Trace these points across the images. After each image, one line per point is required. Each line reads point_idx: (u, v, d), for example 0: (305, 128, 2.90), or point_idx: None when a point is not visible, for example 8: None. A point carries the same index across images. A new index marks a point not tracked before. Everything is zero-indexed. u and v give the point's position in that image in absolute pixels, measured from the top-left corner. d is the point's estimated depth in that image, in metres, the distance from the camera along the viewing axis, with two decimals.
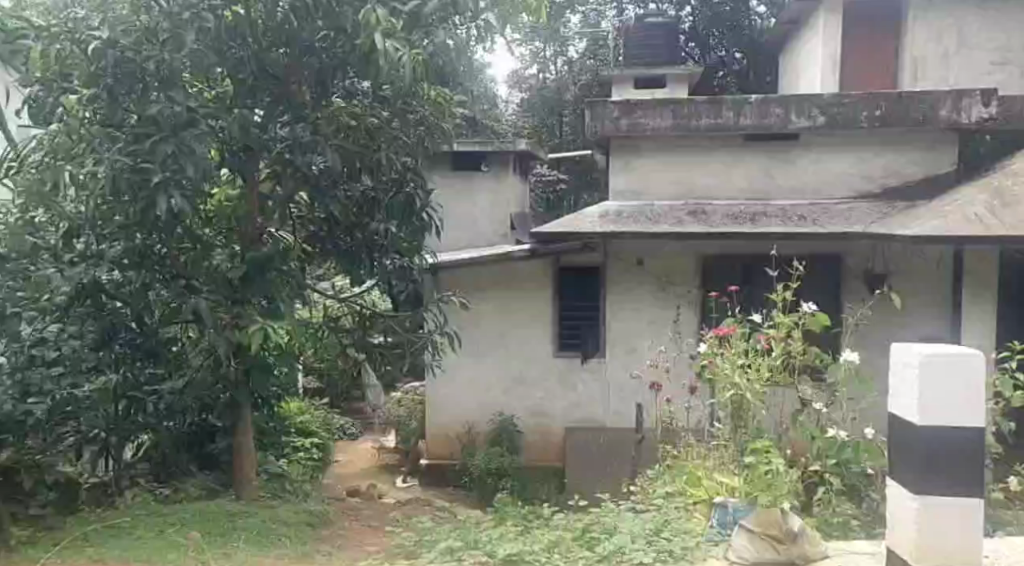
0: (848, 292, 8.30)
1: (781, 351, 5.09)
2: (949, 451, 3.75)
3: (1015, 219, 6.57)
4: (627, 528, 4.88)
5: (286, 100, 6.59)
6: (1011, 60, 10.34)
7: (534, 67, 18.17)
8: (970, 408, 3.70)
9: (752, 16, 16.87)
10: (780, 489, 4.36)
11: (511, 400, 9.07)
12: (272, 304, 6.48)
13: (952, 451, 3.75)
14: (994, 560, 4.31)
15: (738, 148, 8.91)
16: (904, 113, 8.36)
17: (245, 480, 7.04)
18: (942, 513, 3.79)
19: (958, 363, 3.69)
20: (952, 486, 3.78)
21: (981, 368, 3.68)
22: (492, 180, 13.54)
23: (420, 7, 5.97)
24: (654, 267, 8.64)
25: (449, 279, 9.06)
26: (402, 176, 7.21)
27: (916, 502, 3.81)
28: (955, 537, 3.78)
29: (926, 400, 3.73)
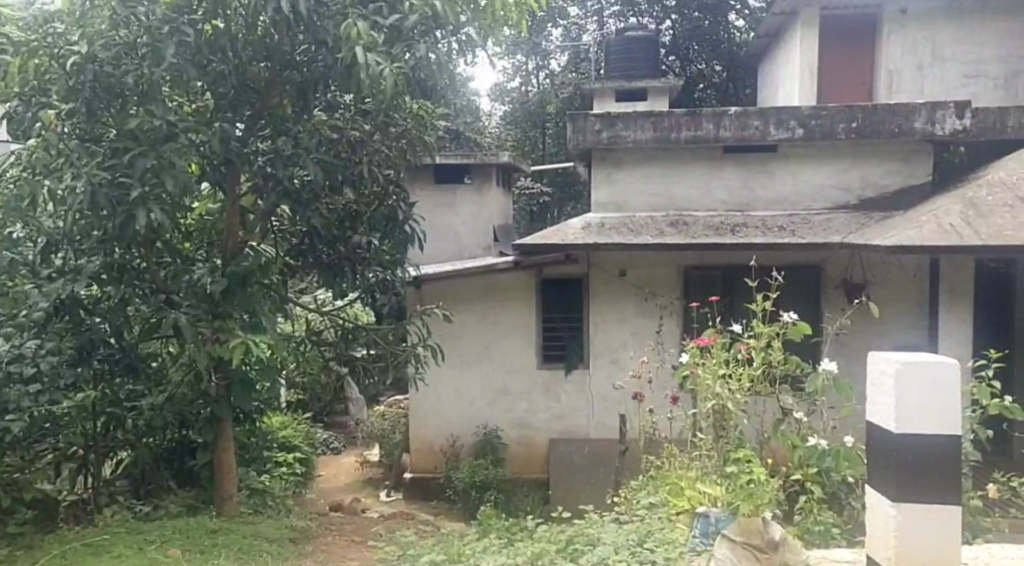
0: (828, 301, 8.40)
1: (761, 360, 5.13)
2: (925, 459, 3.81)
3: (989, 228, 6.68)
4: (610, 539, 4.91)
5: (268, 112, 6.66)
6: (985, 72, 10.43)
7: (516, 80, 18.21)
8: (944, 416, 3.76)
9: (732, 29, 17.05)
10: (762, 498, 4.48)
11: (494, 413, 9.05)
12: (252, 318, 6.39)
13: (926, 460, 3.81)
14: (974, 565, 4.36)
15: (718, 160, 9.00)
16: (880, 125, 8.50)
17: (226, 498, 6.96)
18: (921, 520, 3.83)
19: (931, 371, 3.75)
20: (929, 494, 3.83)
21: (955, 376, 3.74)
22: (474, 194, 13.52)
23: (401, 21, 6.03)
24: (636, 278, 8.74)
25: (432, 291, 9.01)
26: (385, 189, 7.21)
27: (895, 508, 3.85)
28: (930, 547, 3.83)
29: (901, 408, 3.78)
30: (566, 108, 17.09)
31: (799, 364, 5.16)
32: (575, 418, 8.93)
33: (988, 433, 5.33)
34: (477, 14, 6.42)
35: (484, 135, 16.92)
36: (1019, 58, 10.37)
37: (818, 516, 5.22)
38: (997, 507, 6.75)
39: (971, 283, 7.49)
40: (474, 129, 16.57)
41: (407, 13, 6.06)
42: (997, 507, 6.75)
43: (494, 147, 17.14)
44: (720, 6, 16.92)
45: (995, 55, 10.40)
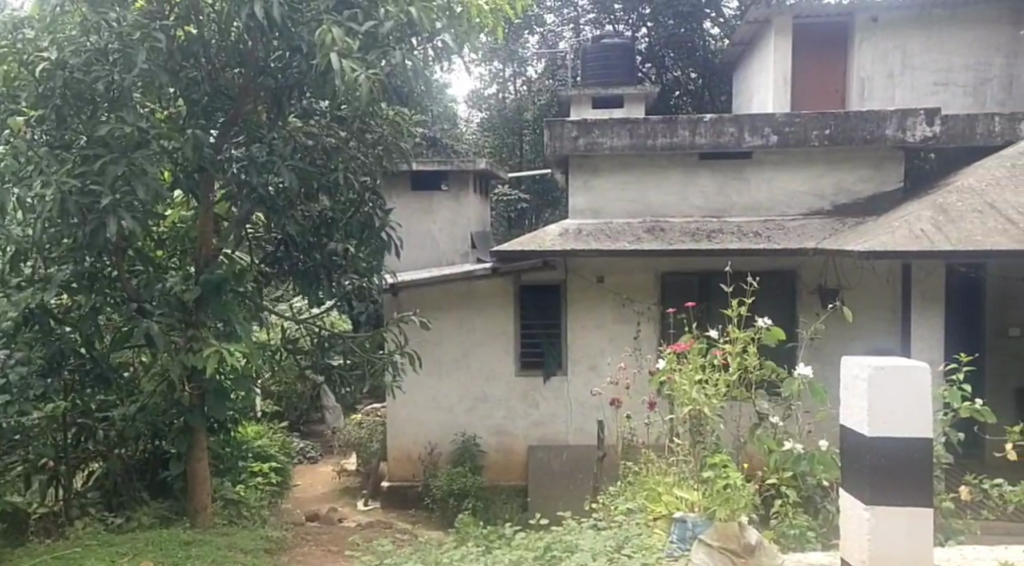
0: (803, 307, 8.50)
1: (737, 366, 5.13)
2: (898, 462, 3.85)
3: (959, 232, 6.78)
4: (589, 546, 4.92)
5: (242, 119, 6.59)
6: (953, 80, 10.59)
7: (493, 87, 18.16)
8: (915, 420, 3.80)
9: (707, 37, 17.18)
10: (738, 502, 4.42)
11: (472, 420, 9.02)
12: (227, 326, 6.26)
13: (897, 463, 3.85)
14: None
15: (693, 166, 9.07)
16: (852, 131, 8.61)
17: (200, 510, 6.87)
18: (894, 522, 3.87)
19: (902, 375, 3.79)
20: (902, 496, 3.87)
21: (925, 378, 3.78)
22: (451, 200, 13.53)
23: (376, 27, 5.98)
24: (614, 284, 8.77)
25: (410, 298, 8.97)
26: (361, 196, 7.12)
27: (868, 511, 3.89)
28: (901, 550, 3.87)
29: (873, 412, 3.82)
30: (542, 114, 17.42)
31: (774, 368, 5.20)
32: (552, 424, 8.94)
33: (959, 435, 5.34)
34: (453, 21, 6.38)
35: (461, 141, 16.92)
36: (987, 66, 10.52)
37: (793, 519, 5.21)
38: (968, 509, 6.84)
39: (941, 288, 7.56)
40: (451, 135, 16.58)
41: (384, 19, 6.02)
42: (969, 509, 6.84)
43: (472, 153, 17.14)
44: (695, 14, 17.03)
45: (964, 63, 10.56)
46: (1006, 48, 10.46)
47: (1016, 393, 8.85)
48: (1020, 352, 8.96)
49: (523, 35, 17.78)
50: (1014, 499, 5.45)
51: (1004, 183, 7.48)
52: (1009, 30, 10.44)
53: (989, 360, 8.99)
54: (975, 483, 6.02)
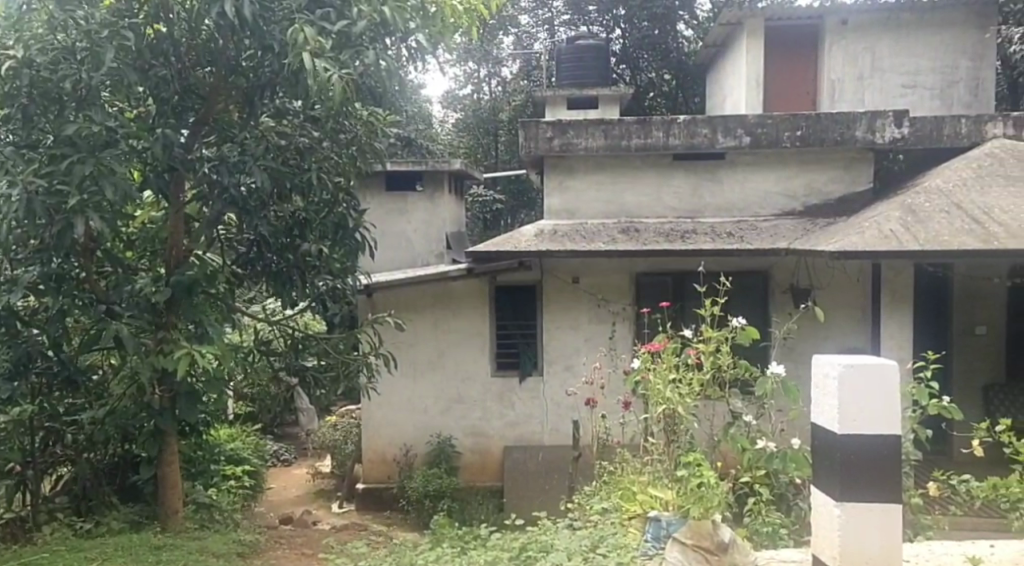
0: (776, 306, 8.60)
1: (710, 365, 5.17)
2: (867, 459, 3.90)
3: (928, 233, 6.89)
4: (564, 545, 4.93)
5: (213, 119, 6.57)
6: (921, 82, 10.77)
7: (467, 88, 18.28)
8: (883, 418, 3.85)
9: (680, 39, 17.27)
10: (712, 500, 4.53)
11: (447, 421, 9.01)
12: (199, 329, 6.22)
13: (864, 463, 3.89)
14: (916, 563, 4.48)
15: (667, 167, 9.13)
16: (823, 133, 8.72)
17: (171, 512, 6.80)
18: (865, 518, 3.92)
19: (878, 380, 3.83)
20: (872, 492, 3.91)
21: (893, 377, 3.83)
22: (426, 200, 13.48)
23: (349, 26, 5.93)
24: (589, 284, 8.80)
25: (385, 299, 8.94)
26: (335, 196, 7.06)
27: (839, 508, 3.93)
28: (871, 548, 3.91)
29: (843, 411, 3.87)
30: (518, 114, 17.42)
31: (747, 367, 5.26)
32: (528, 424, 8.94)
33: (927, 433, 5.34)
34: (426, 22, 6.38)
35: (436, 141, 16.89)
36: (954, 68, 10.70)
37: (767, 517, 5.25)
38: (936, 505, 6.95)
39: (910, 288, 7.66)
40: (426, 135, 16.50)
41: (356, 19, 5.96)
42: (937, 506, 6.95)
43: (447, 153, 17.10)
44: (669, 15, 17.10)
45: (932, 65, 10.73)
46: (972, 50, 10.64)
47: (983, 389, 8.98)
48: (987, 350, 9.10)
49: (498, 35, 17.75)
50: (983, 496, 5.53)
51: (970, 184, 7.60)
52: (975, 34, 10.62)
53: (956, 358, 9.14)
54: (944, 479, 6.10)
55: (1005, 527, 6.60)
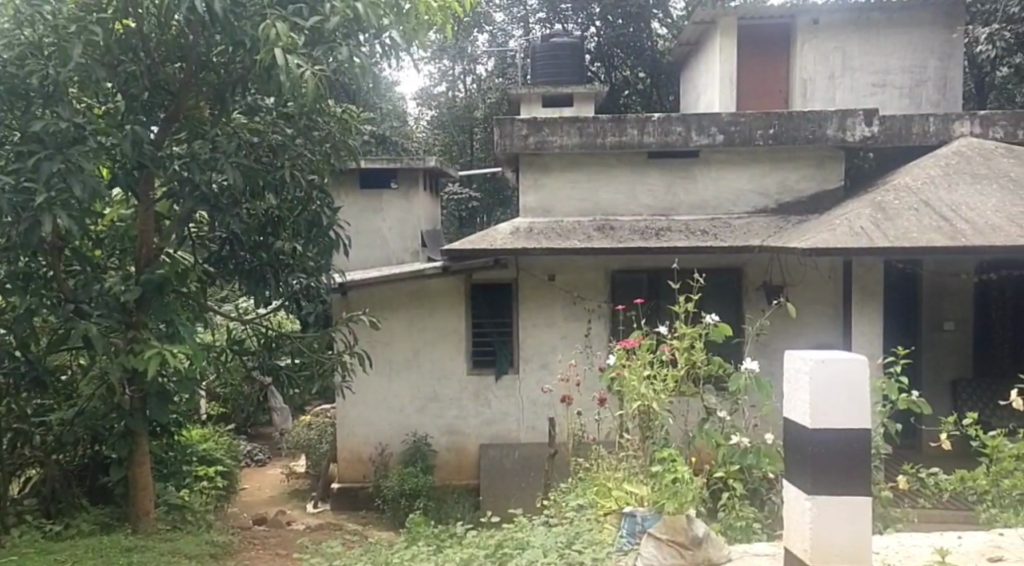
0: (748, 302, 8.68)
1: (684, 362, 5.18)
2: (836, 453, 3.92)
3: (897, 230, 6.98)
4: (539, 542, 4.92)
5: (184, 116, 6.47)
6: (891, 82, 10.92)
7: (442, 85, 18.12)
8: (855, 414, 3.88)
9: (654, 37, 17.32)
10: (686, 497, 4.42)
11: (424, 419, 8.98)
12: (168, 328, 6.18)
13: (835, 453, 3.92)
14: (884, 556, 4.54)
15: (641, 165, 9.17)
16: (795, 131, 8.80)
17: (142, 515, 6.67)
18: (836, 512, 3.94)
19: (845, 371, 3.88)
20: (842, 486, 3.94)
21: (863, 372, 3.88)
22: (401, 198, 13.41)
23: (322, 22, 5.88)
24: (565, 282, 8.82)
25: (359, 298, 8.90)
26: (309, 194, 6.95)
27: (809, 501, 3.95)
28: (841, 544, 3.94)
29: (815, 402, 3.89)
30: (492, 112, 17.43)
31: (721, 364, 5.27)
32: (503, 422, 8.94)
33: (896, 426, 5.42)
34: (400, 18, 6.34)
35: (411, 139, 16.82)
36: (922, 68, 10.86)
37: (740, 512, 5.29)
38: (906, 499, 7.07)
39: (879, 284, 7.75)
40: (400, 132, 16.42)
41: (329, 15, 5.93)
42: (906, 499, 7.06)
43: (421, 151, 17.02)
44: (643, 14, 17.14)
45: (901, 65, 10.88)
46: (940, 50, 10.80)
47: (951, 384, 9.15)
48: (954, 344, 9.27)
49: (472, 32, 17.69)
50: (950, 488, 5.67)
51: (937, 182, 7.72)
52: (943, 33, 10.78)
53: (924, 353, 9.29)
54: (913, 473, 6.20)
55: (973, 520, 6.72)
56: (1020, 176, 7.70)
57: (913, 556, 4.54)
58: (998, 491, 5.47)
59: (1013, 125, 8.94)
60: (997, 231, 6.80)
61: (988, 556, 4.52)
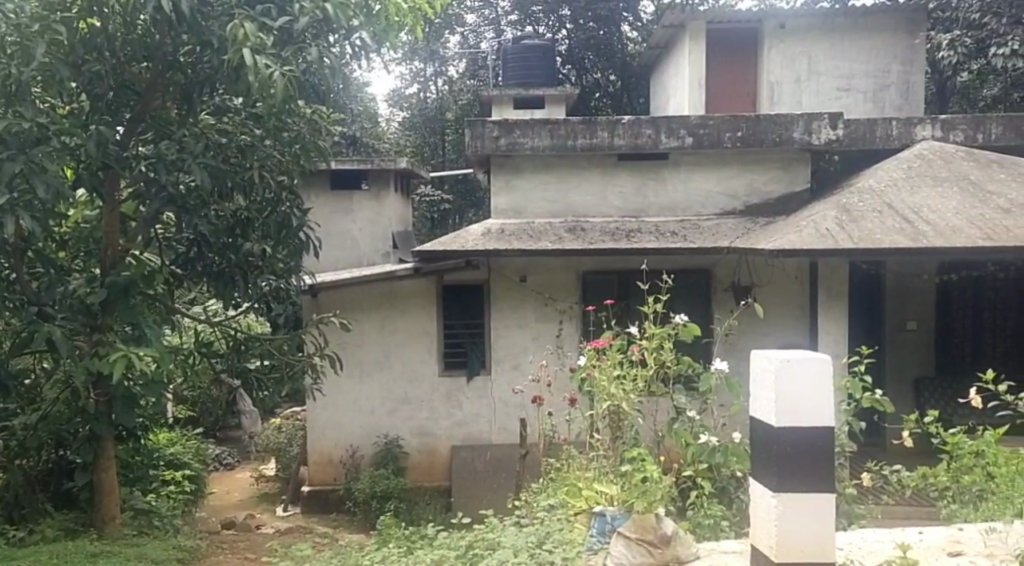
0: (718, 304, 8.80)
1: (653, 362, 5.23)
2: (800, 451, 3.97)
3: (860, 231, 7.11)
4: (511, 542, 4.93)
5: (151, 115, 6.37)
6: (855, 86, 11.10)
7: (414, 86, 18.24)
8: (817, 412, 3.95)
9: (625, 40, 17.38)
10: (653, 495, 4.49)
11: (394, 421, 8.96)
12: (136, 330, 6.08)
13: (799, 450, 3.97)
14: (848, 552, 4.62)
15: (612, 167, 9.22)
16: (763, 134, 8.91)
17: (107, 520, 6.58)
18: (799, 509, 3.98)
19: (809, 370, 3.94)
20: (809, 483, 3.99)
21: (828, 371, 3.93)
22: (372, 199, 13.37)
23: (290, 23, 5.85)
24: (536, 283, 8.85)
25: (330, 300, 8.85)
26: (278, 196, 6.93)
27: (775, 498, 4.00)
28: (806, 539, 3.98)
29: (778, 402, 3.96)
30: (464, 114, 17.60)
31: (690, 364, 5.32)
32: (474, 424, 8.94)
33: (861, 424, 5.51)
34: (370, 20, 6.30)
35: (382, 141, 16.80)
36: (886, 72, 11.05)
37: (709, 510, 5.34)
38: (869, 496, 7.20)
39: (845, 285, 7.87)
40: (372, 133, 16.42)
41: (298, 16, 5.89)
42: (870, 496, 7.19)
43: (392, 152, 17.02)
44: (613, 17, 17.17)
45: (865, 69, 11.06)
46: (902, 55, 11.00)
47: (913, 383, 9.35)
48: (917, 344, 9.44)
49: (443, 35, 17.70)
50: (912, 484, 5.78)
51: (899, 185, 7.88)
52: (905, 39, 10.99)
53: (888, 353, 9.49)
54: (876, 471, 6.32)
55: (935, 516, 6.86)
56: (980, 179, 7.88)
57: (876, 551, 4.63)
58: (958, 487, 5.60)
59: (974, 129, 9.11)
60: (957, 232, 6.96)
61: (948, 550, 4.62)
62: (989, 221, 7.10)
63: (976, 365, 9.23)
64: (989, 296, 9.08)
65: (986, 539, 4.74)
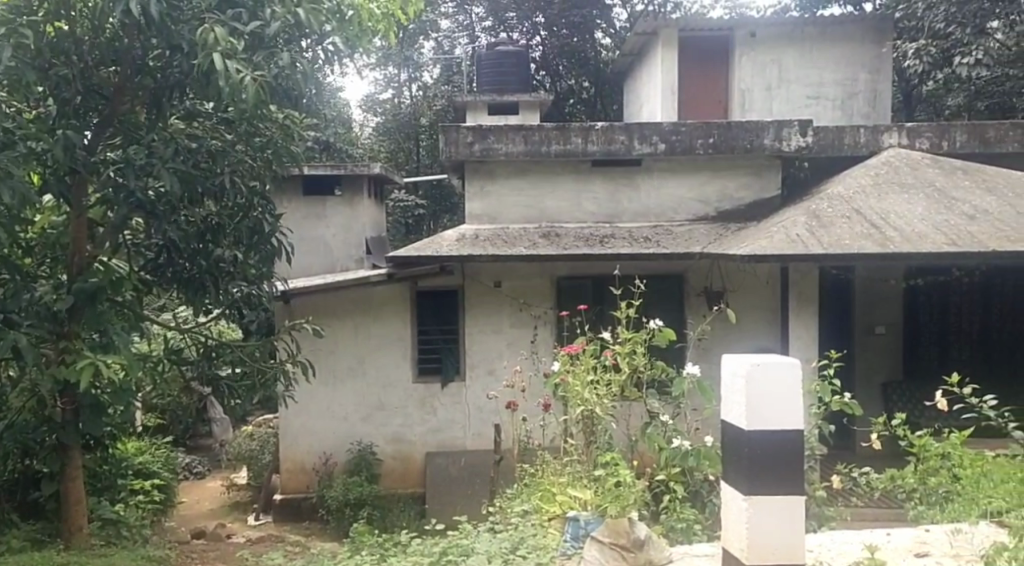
0: (691, 308, 8.87)
1: (627, 368, 5.23)
2: (770, 454, 4.01)
3: (829, 237, 7.21)
4: (484, 548, 4.90)
5: (118, 119, 6.28)
6: (824, 93, 11.26)
7: (388, 91, 18.08)
8: (788, 417, 3.97)
9: (598, 47, 17.47)
10: (627, 500, 4.58)
11: (368, 428, 8.91)
12: (103, 337, 5.99)
13: (771, 454, 4.00)
14: (818, 553, 4.68)
15: (586, 173, 9.26)
16: (734, 141, 9.01)
17: (74, 530, 6.46)
18: (770, 512, 4.01)
19: (780, 374, 3.96)
20: (782, 487, 4.02)
21: (798, 376, 3.96)
22: (345, 205, 13.29)
23: (262, 27, 5.77)
24: (511, 289, 8.85)
25: (303, 306, 8.78)
26: (249, 202, 6.88)
27: (746, 501, 4.03)
28: (776, 541, 4.01)
29: (750, 407, 3.98)
30: (438, 120, 17.51)
31: (665, 369, 5.30)
32: (448, 430, 8.91)
33: (831, 427, 5.57)
34: (343, 25, 6.27)
35: (355, 146, 16.78)
36: (854, 81, 11.23)
37: (682, 514, 5.38)
38: (838, 498, 7.27)
39: (815, 290, 7.96)
40: (346, 138, 16.41)
41: (269, 20, 5.79)
42: (840, 498, 7.28)
43: (365, 158, 17.00)
44: (586, 24, 17.23)
45: (834, 77, 11.23)
46: (870, 64, 11.19)
47: (882, 387, 9.47)
48: (885, 347, 9.56)
49: (417, 40, 17.69)
50: (881, 486, 5.85)
51: (867, 192, 8.00)
52: (873, 48, 11.17)
53: (857, 357, 9.60)
54: (846, 473, 6.39)
55: (903, 518, 6.96)
56: (945, 186, 8.02)
57: (846, 552, 4.69)
58: (926, 489, 5.67)
59: (939, 137, 9.30)
60: (923, 238, 7.08)
61: (915, 551, 4.70)
62: (953, 228, 7.22)
63: (942, 368, 9.39)
64: (955, 299, 9.24)
65: (952, 540, 4.82)
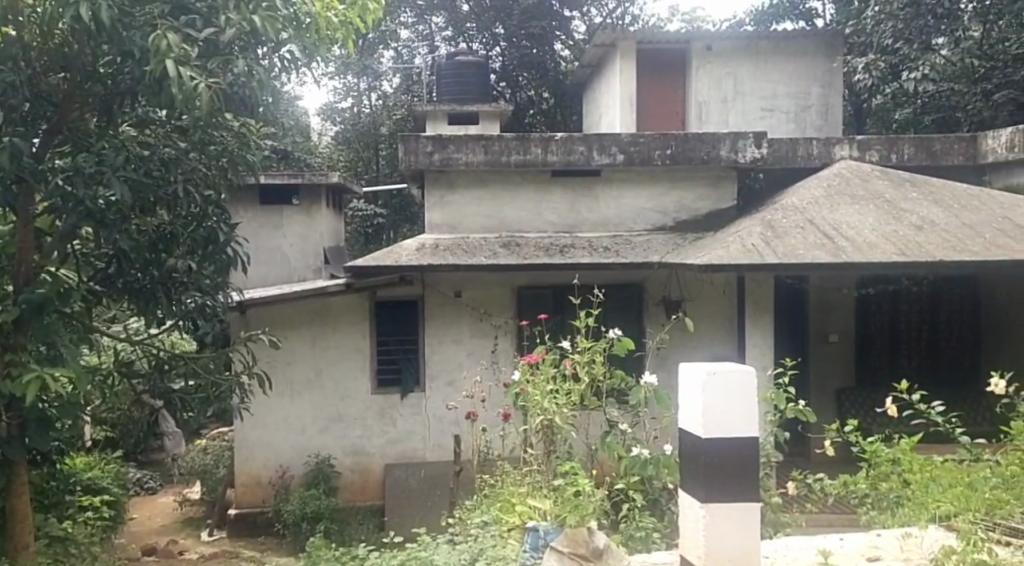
0: (650, 317, 8.95)
1: (586, 375, 5.25)
2: (725, 462, 4.03)
3: (784, 247, 7.33)
4: (443, 560, 4.82)
5: (68, 126, 6.16)
6: (778, 106, 11.47)
7: (347, 101, 17.86)
8: (743, 425, 4.00)
9: (558, 59, 17.61)
10: (587, 508, 4.53)
11: (326, 440, 8.79)
12: (51, 350, 5.80)
13: (727, 461, 4.03)
14: (775, 559, 4.72)
15: (546, 183, 9.29)
16: (691, 152, 9.12)
17: (21, 548, 6.23)
18: (727, 518, 4.04)
19: (734, 379, 3.98)
20: (737, 493, 4.04)
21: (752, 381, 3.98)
22: (303, 214, 13.15)
23: (216, 35, 5.70)
24: (471, 299, 8.83)
25: (259, 316, 8.66)
26: (203, 212, 6.79)
27: (703, 509, 4.04)
28: (732, 547, 4.04)
29: (707, 414, 4.00)
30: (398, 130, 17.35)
31: (623, 377, 5.36)
32: (407, 442, 8.84)
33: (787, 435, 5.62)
34: (300, 32, 6.22)
35: (313, 155, 16.62)
36: (806, 94, 11.47)
37: (641, 522, 5.38)
38: (794, 504, 7.37)
39: (770, 298, 8.09)
40: (305, 148, 16.28)
41: (225, 27, 5.72)
42: (795, 504, 7.37)
43: (324, 168, 16.86)
44: (545, 36, 17.35)
45: (787, 90, 11.46)
46: (821, 78, 11.43)
47: (836, 393, 9.60)
48: (840, 354, 9.70)
49: (377, 50, 17.57)
50: (834, 491, 5.84)
51: (821, 202, 8.15)
52: (824, 63, 11.41)
53: (812, 365, 9.72)
54: (801, 479, 6.46)
55: (857, 522, 7.08)
56: (895, 198, 8.20)
57: (801, 558, 4.73)
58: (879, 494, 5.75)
59: (888, 150, 9.54)
60: (873, 247, 7.24)
61: (867, 555, 4.77)
62: (902, 237, 7.40)
63: (894, 375, 9.60)
64: (905, 306, 9.53)
65: (903, 544, 4.92)
